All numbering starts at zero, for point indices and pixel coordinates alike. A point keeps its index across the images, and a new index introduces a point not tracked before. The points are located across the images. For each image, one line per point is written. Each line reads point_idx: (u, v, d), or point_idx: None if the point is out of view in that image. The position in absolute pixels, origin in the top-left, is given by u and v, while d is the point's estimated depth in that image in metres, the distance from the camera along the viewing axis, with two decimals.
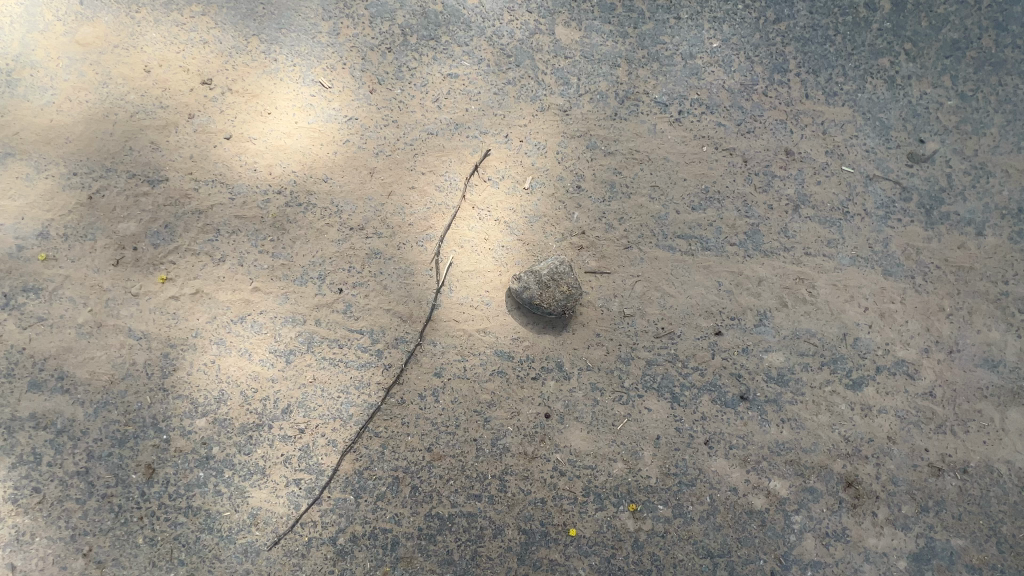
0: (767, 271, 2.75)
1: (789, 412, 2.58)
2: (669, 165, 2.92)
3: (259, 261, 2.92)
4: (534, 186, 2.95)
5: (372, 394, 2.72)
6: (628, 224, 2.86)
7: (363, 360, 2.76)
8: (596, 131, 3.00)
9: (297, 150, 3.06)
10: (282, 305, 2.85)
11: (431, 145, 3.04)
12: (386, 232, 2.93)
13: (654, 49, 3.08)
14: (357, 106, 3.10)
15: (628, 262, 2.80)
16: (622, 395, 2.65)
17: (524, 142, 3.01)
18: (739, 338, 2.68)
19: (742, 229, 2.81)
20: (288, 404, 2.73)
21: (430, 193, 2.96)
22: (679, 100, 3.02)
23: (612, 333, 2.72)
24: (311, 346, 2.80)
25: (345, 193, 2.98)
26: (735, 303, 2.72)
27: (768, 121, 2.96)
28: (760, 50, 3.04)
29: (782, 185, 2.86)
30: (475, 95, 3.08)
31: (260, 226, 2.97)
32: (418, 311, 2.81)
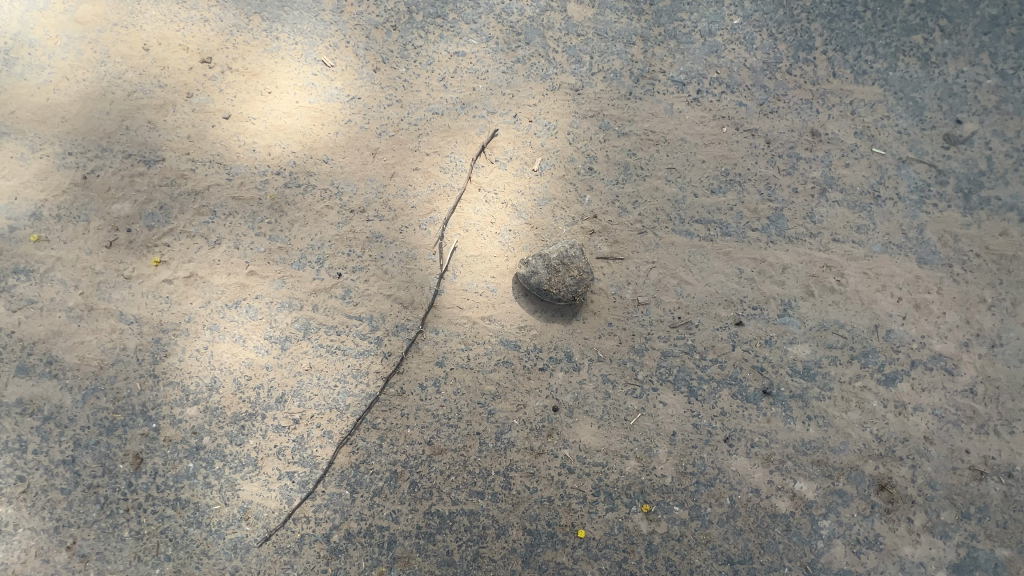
0: (792, 258, 2.57)
1: (816, 409, 2.40)
2: (686, 146, 2.77)
3: (255, 244, 2.80)
4: (543, 168, 2.80)
5: (370, 383, 2.58)
6: (642, 208, 2.70)
7: (362, 348, 2.63)
8: (610, 111, 2.85)
9: (297, 130, 2.95)
10: (278, 289, 2.73)
11: (437, 125, 2.91)
12: (388, 215, 2.80)
13: (671, 26, 2.93)
14: (360, 85, 2.98)
15: (642, 248, 2.64)
16: (636, 388, 2.48)
17: (533, 122, 2.87)
18: (761, 329, 2.50)
19: (765, 213, 2.64)
20: (283, 393, 2.60)
21: (434, 175, 2.83)
22: (697, 78, 2.86)
23: (625, 322, 2.56)
24: (308, 333, 2.66)
25: (346, 174, 2.86)
26: (758, 292, 2.54)
27: (792, 101, 2.79)
28: (783, 26, 2.88)
29: (808, 168, 2.69)
30: (483, 74, 2.95)
31: (258, 208, 2.85)
32: (420, 297, 2.67)
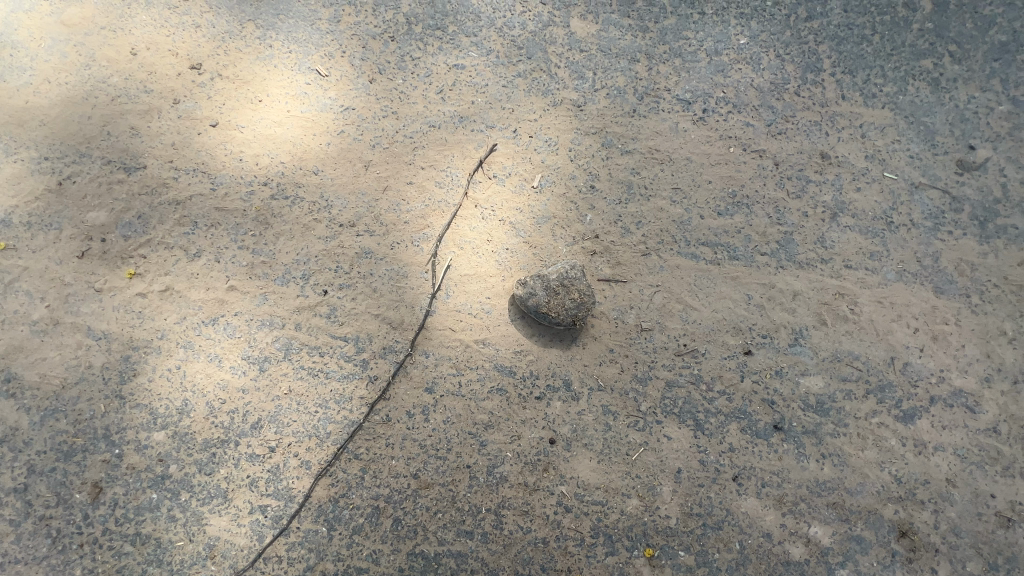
0: (803, 285, 2.44)
1: (831, 446, 2.25)
2: (692, 166, 2.67)
3: (237, 257, 2.65)
4: (543, 185, 2.69)
5: (353, 409, 2.40)
6: (646, 229, 2.58)
7: (346, 371, 2.46)
8: (613, 128, 2.76)
9: (287, 140, 2.82)
10: (259, 306, 2.57)
11: (433, 138, 2.80)
12: (379, 230, 2.66)
13: (677, 45, 2.88)
14: (355, 96, 2.88)
15: (646, 270, 2.52)
16: (638, 421, 2.32)
17: (534, 138, 2.77)
18: (772, 359, 2.36)
19: (774, 237, 2.53)
20: (259, 419, 2.41)
21: (429, 190, 2.71)
22: (703, 97, 2.78)
23: (628, 349, 2.41)
24: (289, 353, 2.49)
25: (337, 186, 2.73)
26: (767, 320, 2.41)
27: (800, 122, 2.71)
28: (790, 48, 2.84)
29: (818, 191, 2.59)
30: (482, 87, 2.86)
31: (242, 219, 2.71)
32: (410, 318, 2.52)
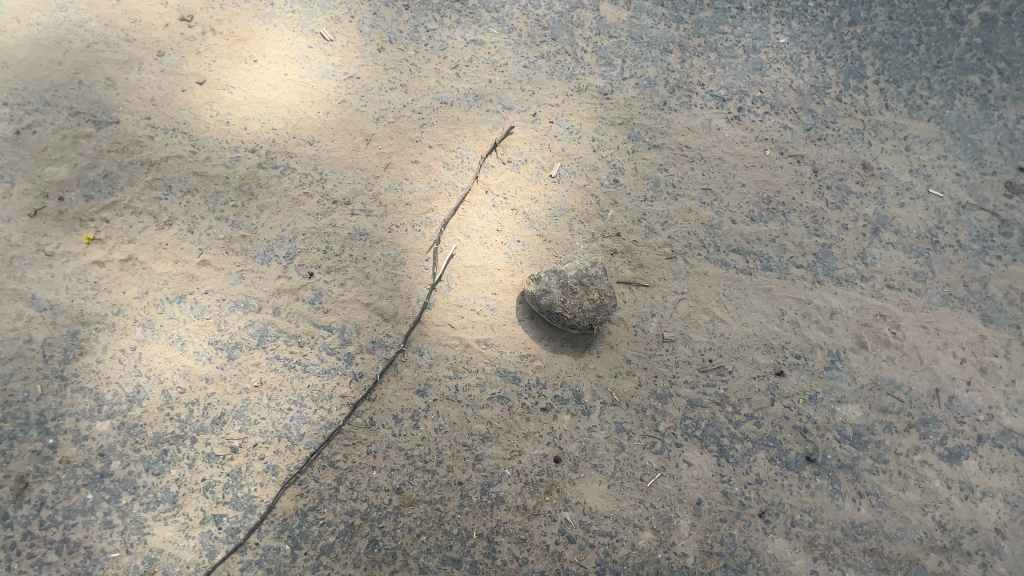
0: (842, 303, 2.22)
1: (869, 484, 2.01)
2: (724, 166, 2.45)
3: (214, 228, 2.35)
4: (562, 174, 2.45)
5: (332, 410, 2.10)
6: (673, 230, 2.35)
7: (327, 365, 2.16)
8: (641, 120, 2.54)
9: (281, 105, 2.55)
10: (233, 285, 2.26)
11: (444, 116, 2.54)
12: (376, 211, 2.38)
13: (712, 39, 2.68)
14: (360, 64, 2.62)
15: (670, 275, 2.28)
16: (655, 442, 2.06)
17: (554, 123, 2.53)
18: (805, 383, 2.13)
19: (811, 249, 2.31)
20: (222, 414, 2.09)
21: (436, 171, 2.44)
22: (739, 95, 2.58)
23: (647, 361, 2.16)
24: (263, 341, 2.19)
25: (333, 159, 2.46)
26: (802, 338, 2.18)
27: (841, 129, 2.51)
28: (833, 51, 2.66)
29: (859, 204, 2.38)
30: (501, 66, 2.62)
31: (223, 187, 2.41)
32: (405, 310, 2.23)
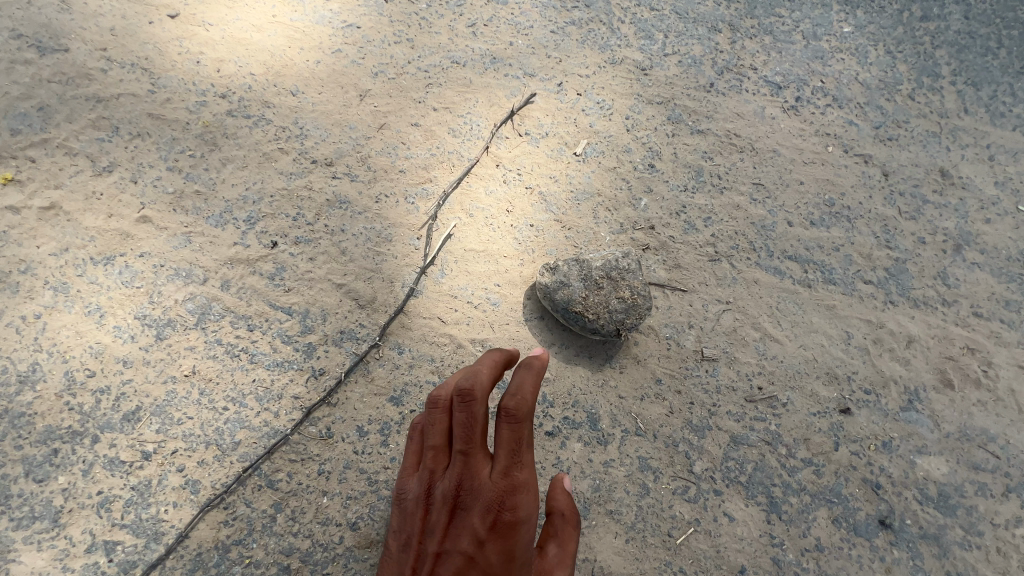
0: (920, 330, 1.82)
1: (959, 563, 1.57)
2: (779, 160, 2.08)
3: (162, 180, 1.93)
4: (588, 153, 2.06)
5: (279, 414, 1.65)
6: (717, 227, 1.96)
7: (280, 356, 1.71)
8: (683, 101, 2.17)
9: (264, 49, 2.16)
10: (176, 249, 1.83)
11: (454, 77, 2.16)
12: (363, 176, 1.97)
13: (767, 21, 2.35)
14: (362, 13, 2.26)
15: (713, 281, 1.87)
16: (688, 487, 1.62)
17: (583, 96, 2.16)
18: (877, 425, 1.70)
19: (882, 263, 1.92)
20: (136, 408, 1.63)
21: (438, 137, 2.05)
22: (797, 83, 2.23)
23: (681, 382, 1.73)
24: (203, 321, 1.74)
25: (318, 114, 2.06)
26: (872, 369, 1.76)
27: (915, 131, 2.16)
28: (903, 46, 2.33)
29: (938, 215, 2.01)
30: (525, 29, 2.27)
31: (181, 134, 2.00)
32: (385, 297, 1.80)
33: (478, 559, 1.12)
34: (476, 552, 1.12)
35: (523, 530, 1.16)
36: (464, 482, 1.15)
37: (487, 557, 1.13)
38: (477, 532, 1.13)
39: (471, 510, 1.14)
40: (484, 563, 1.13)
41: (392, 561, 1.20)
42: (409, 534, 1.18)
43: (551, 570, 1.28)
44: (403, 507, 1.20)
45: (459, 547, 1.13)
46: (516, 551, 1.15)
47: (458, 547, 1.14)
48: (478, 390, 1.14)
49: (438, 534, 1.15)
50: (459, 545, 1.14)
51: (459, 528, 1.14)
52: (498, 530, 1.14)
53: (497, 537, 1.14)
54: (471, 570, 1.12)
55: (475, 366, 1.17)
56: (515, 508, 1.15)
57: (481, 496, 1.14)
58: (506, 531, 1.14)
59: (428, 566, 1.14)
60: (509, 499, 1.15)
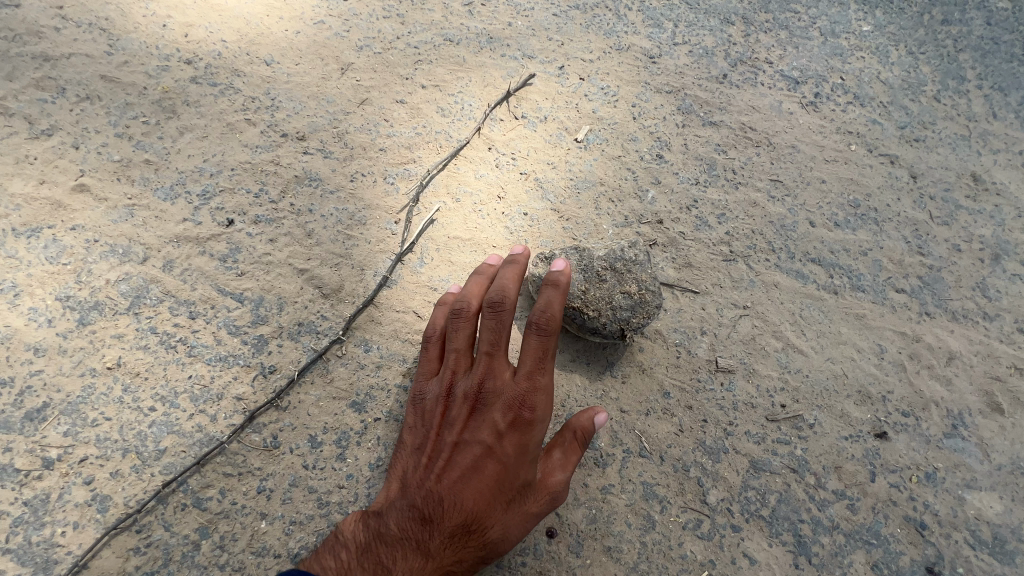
0: (961, 346, 1.61)
1: None
2: (798, 157, 1.90)
3: (108, 148, 1.70)
4: (590, 141, 1.87)
5: (217, 418, 1.38)
6: (732, 225, 1.75)
7: (224, 350, 1.45)
8: (695, 91, 2.00)
9: (240, 16, 1.98)
10: (114, 223, 1.58)
11: (447, 55, 1.98)
12: (338, 152, 1.76)
13: (783, 16, 2.21)
14: None
15: (728, 282, 1.66)
16: (700, 521, 1.37)
17: (586, 81, 1.98)
18: (919, 453, 1.47)
19: (915, 270, 1.72)
20: (43, 405, 1.36)
21: (426, 115, 1.85)
22: (816, 79, 2.08)
23: (692, 396, 1.49)
24: (137, 305, 1.49)
25: (293, 85, 1.86)
26: (910, 388, 1.54)
27: (942, 133, 2.00)
28: (925, 47, 2.19)
29: (972, 222, 1.82)
30: (526, 11, 2.10)
31: (136, 99, 1.79)
32: (354, 286, 1.57)
33: (495, 450, 1.21)
34: (495, 443, 1.21)
35: (539, 428, 1.23)
36: (487, 378, 1.25)
37: (504, 449, 1.21)
38: (496, 423, 1.22)
39: (493, 406, 1.24)
40: (500, 454, 1.20)
41: (409, 452, 1.29)
42: (430, 426, 1.28)
43: (551, 473, 1.25)
44: (425, 404, 1.32)
45: (478, 437, 1.22)
46: (530, 447, 1.22)
47: (477, 438, 1.22)
48: (508, 302, 1.27)
49: (459, 424, 1.25)
50: (479, 435, 1.22)
51: (481, 420, 1.23)
52: (516, 426, 1.21)
53: (514, 431, 1.21)
54: (489, 458, 1.21)
55: (503, 281, 1.30)
56: (534, 405, 1.23)
57: (502, 391, 1.24)
58: (523, 426, 1.21)
59: (447, 453, 1.23)
60: (529, 397, 1.23)
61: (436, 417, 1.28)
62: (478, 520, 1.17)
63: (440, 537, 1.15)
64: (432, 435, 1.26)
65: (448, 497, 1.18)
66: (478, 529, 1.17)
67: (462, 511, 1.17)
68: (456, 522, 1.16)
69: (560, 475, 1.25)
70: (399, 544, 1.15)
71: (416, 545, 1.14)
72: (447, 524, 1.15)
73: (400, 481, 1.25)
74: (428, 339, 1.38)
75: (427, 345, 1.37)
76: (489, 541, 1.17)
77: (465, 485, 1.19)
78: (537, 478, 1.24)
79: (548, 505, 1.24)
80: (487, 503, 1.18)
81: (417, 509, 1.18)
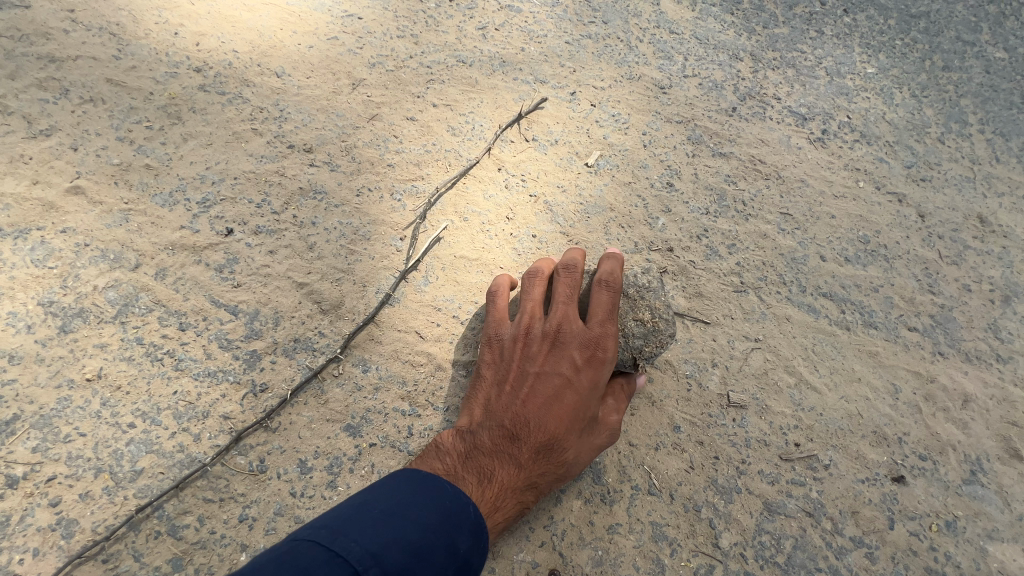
0: (976, 388, 1.57)
1: None
2: (807, 191, 1.90)
3: (108, 150, 1.65)
4: (601, 166, 1.85)
5: (200, 438, 1.29)
6: (743, 256, 1.73)
7: (213, 365, 1.37)
8: (704, 123, 2.01)
9: (253, 28, 1.97)
10: (107, 227, 1.52)
11: (459, 76, 1.98)
12: (345, 166, 1.72)
13: (790, 55, 2.25)
14: (365, 6, 2.09)
15: (740, 314, 1.62)
16: (711, 566, 1.29)
17: (597, 107, 1.99)
18: (938, 501, 1.40)
19: (926, 309, 1.69)
20: (13, 418, 1.26)
21: (436, 133, 1.83)
22: (823, 117, 2.10)
23: (704, 431, 1.43)
24: (124, 314, 1.41)
25: (302, 98, 1.84)
26: (927, 431, 1.49)
27: (948, 174, 2.01)
28: (928, 92, 2.24)
29: (981, 262, 1.81)
30: (539, 37, 2.12)
31: (141, 103, 1.75)
32: (355, 303, 1.50)
33: (573, 382, 1.27)
34: (574, 375, 1.27)
35: (610, 366, 1.30)
36: (564, 321, 1.34)
37: (581, 382, 1.27)
38: (575, 357, 1.29)
39: (570, 344, 1.31)
40: (578, 384, 1.27)
41: (489, 383, 1.34)
42: (509, 360, 1.33)
43: (610, 418, 1.31)
44: (502, 344, 1.37)
45: (558, 370, 1.28)
46: (603, 382, 1.29)
47: (557, 370, 1.28)
48: (580, 266, 1.43)
49: (539, 357, 1.31)
50: (559, 368, 1.28)
51: (560, 354, 1.30)
52: (593, 362, 1.28)
53: (590, 366, 1.28)
54: (568, 389, 1.26)
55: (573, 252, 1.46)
56: (607, 346, 1.29)
57: (578, 333, 1.31)
58: (598, 363, 1.28)
59: (530, 382, 1.28)
60: (604, 338, 1.30)
61: (515, 352, 1.34)
62: (559, 442, 1.23)
63: (527, 452, 1.20)
64: (513, 365, 1.32)
65: (534, 418, 1.23)
66: (558, 450, 1.22)
67: (546, 432, 1.22)
68: (541, 440, 1.21)
69: (617, 417, 1.32)
70: (493, 456, 1.19)
71: (507, 457, 1.19)
72: (534, 441, 1.21)
73: (483, 404, 1.29)
74: (498, 289, 1.46)
75: (496, 296, 1.45)
76: (566, 462, 1.23)
77: (547, 410, 1.24)
78: (601, 416, 1.30)
79: (609, 441, 1.31)
80: (567, 427, 1.24)
81: (505, 427, 1.22)
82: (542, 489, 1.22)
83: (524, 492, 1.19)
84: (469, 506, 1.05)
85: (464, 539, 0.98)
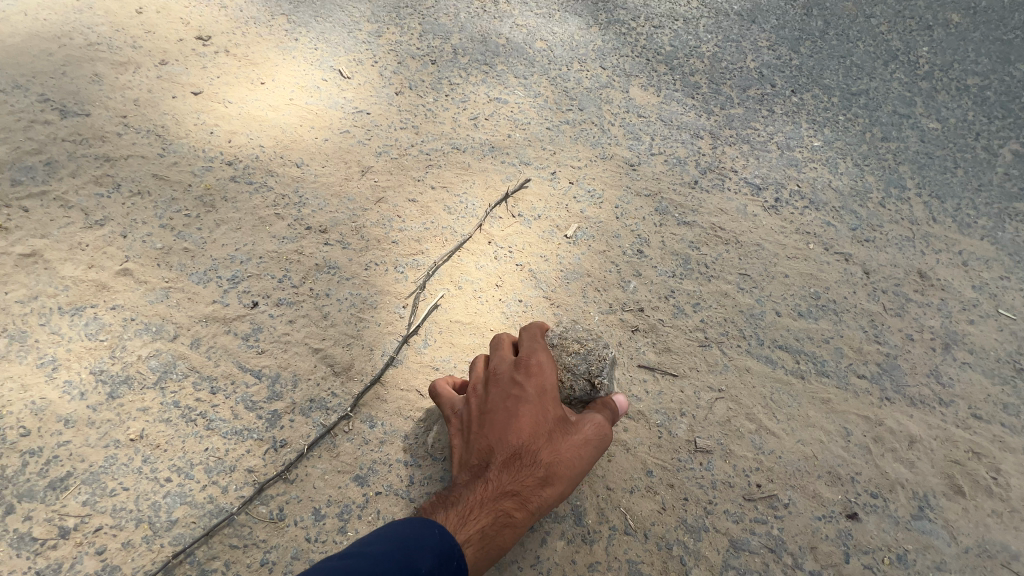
0: (921, 430, 1.74)
1: None
2: (763, 254, 2.14)
3: (152, 236, 1.92)
4: (578, 236, 2.11)
5: (228, 490, 1.47)
6: (706, 313, 1.95)
7: (239, 424, 1.57)
8: (670, 195, 2.29)
9: (277, 126, 2.30)
10: (151, 303, 1.77)
11: (454, 161, 2.29)
12: (355, 244, 1.98)
13: (744, 132, 2.57)
14: (373, 102, 2.44)
15: (704, 366, 1.82)
16: None
17: (575, 184, 2.27)
18: (890, 535, 1.55)
19: (873, 357, 1.89)
20: (66, 475, 1.45)
21: (434, 213, 2.11)
22: (775, 186, 2.38)
23: (673, 474, 1.60)
24: (163, 380, 1.63)
25: (319, 184, 2.13)
26: (877, 470, 1.65)
27: (889, 234, 2.26)
28: (869, 161, 2.53)
29: (922, 314, 2.03)
30: (523, 124, 2.45)
31: (181, 195, 2.04)
32: (363, 365, 1.72)
33: (521, 396, 1.44)
34: (519, 392, 1.45)
35: (546, 370, 1.49)
36: (497, 360, 1.55)
37: (528, 394, 1.45)
38: (513, 377, 1.48)
39: (507, 371, 1.51)
40: (526, 397, 1.44)
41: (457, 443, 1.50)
42: (467, 413, 1.51)
43: (580, 419, 1.46)
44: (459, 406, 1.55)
45: (505, 394, 1.46)
46: (548, 386, 1.47)
47: (504, 395, 1.46)
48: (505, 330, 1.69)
49: (488, 395, 1.49)
50: (505, 393, 1.46)
51: (501, 382, 1.49)
52: (529, 373, 1.47)
53: (530, 378, 1.47)
54: (519, 405, 1.43)
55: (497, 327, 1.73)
56: (535, 358, 1.51)
57: (509, 361, 1.53)
58: (534, 372, 1.48)
59: (486, 416, 1.45)
60: (530, 353, 1.52)
61: (469, 405, 1.51)
62: (526, 450, 1.38)
63: (498, 469, 1.35)
64: (471, 414, 1.49)
65: (494, 442, 1.39)
66: (528, 458, 1.37)
67: (510, 448, 1.38)
68: (506, 457, 1.37)
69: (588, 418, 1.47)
70: (468, 486, 1.34)
71: (481, 482, 1.34)
72: (500, 461, 1.36)
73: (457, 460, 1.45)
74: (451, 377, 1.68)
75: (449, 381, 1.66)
76: (540, 466, 1.36)
77: (506, 430, 1.40)
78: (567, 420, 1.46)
79: (585, 438, 1.43)
80: (530, 437, 1.39)
81: (474, 464, 1.39)
82: (528, 496, 1.33)
83: (507, 502, 1.31)
84: (433, 528, 1.19)
85: (425, 560, 1.12)
